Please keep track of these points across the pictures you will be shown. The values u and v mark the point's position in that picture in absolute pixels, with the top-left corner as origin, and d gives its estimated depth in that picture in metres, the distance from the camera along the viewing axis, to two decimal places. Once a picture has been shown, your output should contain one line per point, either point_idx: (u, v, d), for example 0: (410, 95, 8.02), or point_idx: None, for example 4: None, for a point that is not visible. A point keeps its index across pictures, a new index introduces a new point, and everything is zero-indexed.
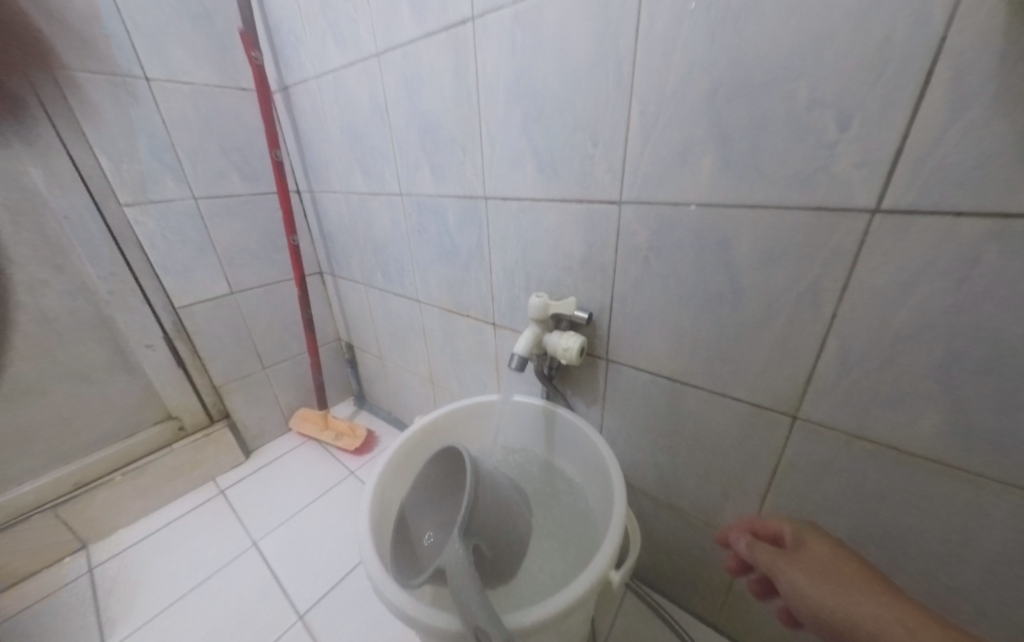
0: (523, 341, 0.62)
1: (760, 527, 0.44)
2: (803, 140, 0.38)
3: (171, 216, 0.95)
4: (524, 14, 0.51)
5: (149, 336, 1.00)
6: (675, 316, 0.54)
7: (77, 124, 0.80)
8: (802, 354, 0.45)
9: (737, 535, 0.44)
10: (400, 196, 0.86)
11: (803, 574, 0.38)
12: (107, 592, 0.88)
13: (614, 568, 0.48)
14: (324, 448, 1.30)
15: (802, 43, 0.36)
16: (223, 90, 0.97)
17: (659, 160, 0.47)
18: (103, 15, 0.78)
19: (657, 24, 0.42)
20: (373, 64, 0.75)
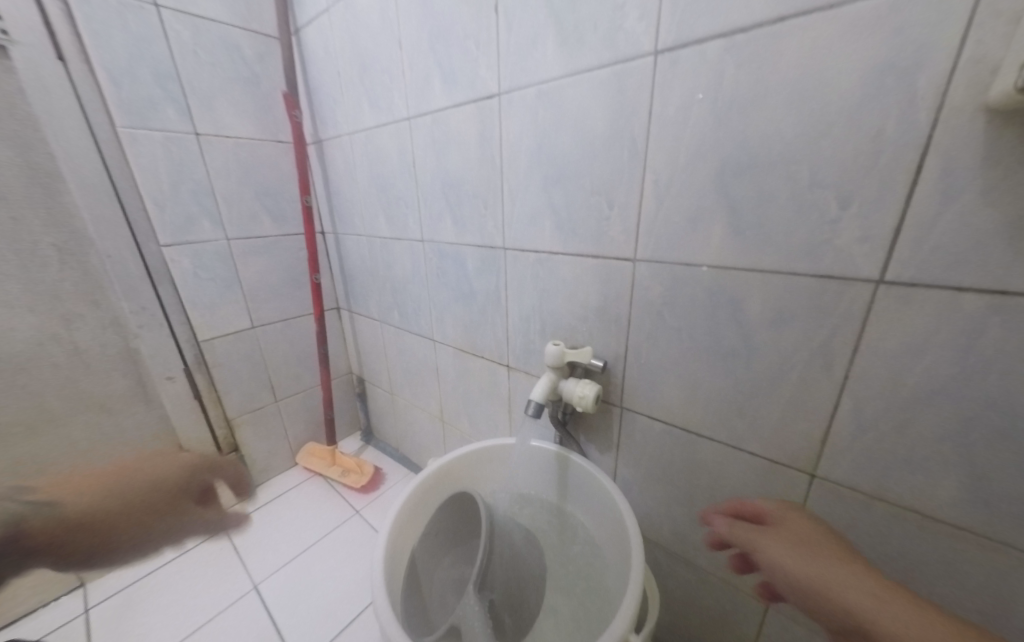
0: (539, 387, 0.64)
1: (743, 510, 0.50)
2: (808, 215, 0.41)
3: (204, 255, 1.00)
4: (546, 93, 0.57)
5: (171, 369, 1.02)
6: (689, 369, 0.56)
7: (130, 173, 0.87)
8: (817, 412, 0.46)
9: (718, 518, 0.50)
10: (422, 242, 0.91)
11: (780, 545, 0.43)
12: (101, 635, 0.86)
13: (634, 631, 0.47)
14: (330, 485, 1.29)
15: (803, 132, 0.40)
16: (263, 143, 1.05)
17: (672, 224, 0.51)
18: (164, 81, 0.87)
19: (668, 109, 0.47)
20: (403, 126, 0.82)
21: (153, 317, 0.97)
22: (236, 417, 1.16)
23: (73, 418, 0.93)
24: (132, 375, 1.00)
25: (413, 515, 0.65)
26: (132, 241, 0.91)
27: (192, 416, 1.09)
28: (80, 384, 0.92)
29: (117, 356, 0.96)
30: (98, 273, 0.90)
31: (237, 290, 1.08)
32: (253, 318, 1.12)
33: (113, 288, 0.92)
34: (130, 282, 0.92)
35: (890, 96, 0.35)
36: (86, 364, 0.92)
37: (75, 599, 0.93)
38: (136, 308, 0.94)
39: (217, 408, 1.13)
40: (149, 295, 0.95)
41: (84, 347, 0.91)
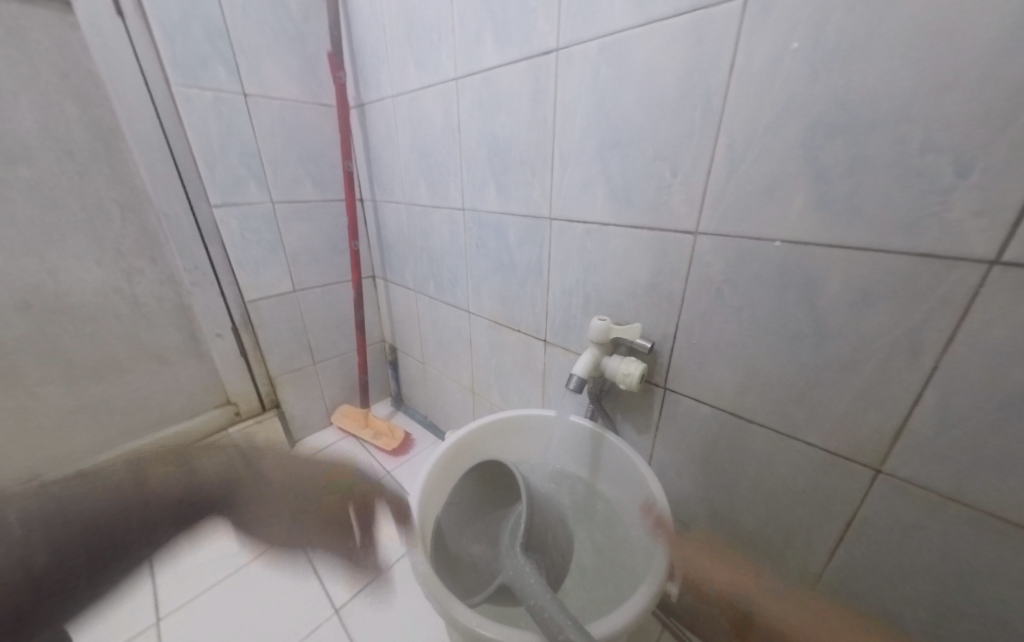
0: (582, 362, 0.63)
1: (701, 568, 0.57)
2: (912, 184, 0.37)
3: (251, 217, 1.03)
4: (611, 48, 0.53)
5: (220, 326, 1.07)
6: (746, 351, 0.52)
7: (183, 131, 0.89)
8: (894, 404, 0.43)
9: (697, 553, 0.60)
10: (462, 211, 0.89)
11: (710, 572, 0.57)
12: None
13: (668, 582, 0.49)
14: (363, 446, 1.35)
15: (920, 86, 0.34)
16: (308, 105, 1.04)
17: (744, 193, 0.47)
18: (215, 37, 0.87)
19: (754, 62, 0.42)
20: (450, 87, 0.79)
21: (204, 275, 1.01)
22: (278, 376, 1.22)
23: (135, 367, 0.99)
24: (185, 330, 1.05)
25: (435, 492, 0.65)
26: (186, 200, 0.93)
27: (239, 372, 1.15)
28: (140, 334, 0.98)
29: (173, 312, 1.01)
30: (155, 230, 0.93)
31: (281, 252, 1.10)
32: (294, 282, 1.15)
33: (168, 246, 0.96)
34: (183, 239, 0.96)
35: None
36: (146, 317, 0.98)
37: None
38: (190, 266, 0.98)
39: (261, 365, 1.18)
40: (201, 254, 0.99)
41: (144, 301, 0.96)
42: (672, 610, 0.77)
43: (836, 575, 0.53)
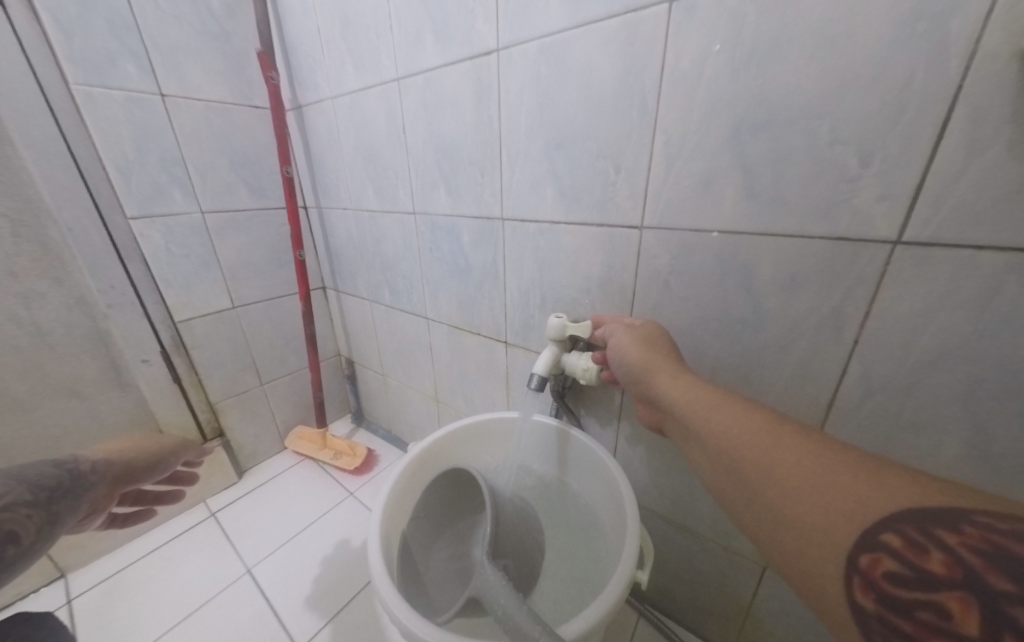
0: (542, 361, 0.63)
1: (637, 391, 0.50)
2: (825, 173, 0.40)
3: (177, 229, 0.94)
4: (549, 48, 0.54)
5: (146, 350, 0.96)
6: (694, 338, 0.55)
7: (88, 136, 0.80)
8: (826, 378, 0.46)
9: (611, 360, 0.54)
10: (413, 215, 0.86)
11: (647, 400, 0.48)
12: (89, 624, 0.83)
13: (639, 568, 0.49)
14: (322, 468, 1.27)
15: (827, 83, 0.38)
16: (237, 107, 0.97)
17: (683, 188, 0.49)
18: (122, 32, 0.78)
19: (682, 63, 0.45)
20: (391, 88, 0.77)
21: (123, 295, 0.91)
22: (220, 402, 1.12)
23: (42, 404, 0.87)
24: (104, 357, 0.93)
25: (400, 507, 0.63)
26: (96, 212, 0.83)
27: (172, 400, 1.04)
28: (46, 366, 0.86)
29: (86, 338, 0.90)
30: (59, 248, 0.83)
31: (215, 267, 1.02)
32: (233, 297, 1.07)
33: (77, 264, 0.85)
34: (96, 256, 0.86)
35: (920, 41, 0.33)
36: (52, 346, 0.86)
37: (56, 590, 0.89)
38: (105, 286, 0.88)
39: (199, 391, 1.08)
40: (118, 272, 0.89)
41: (48, 328, 0.85)
42: (645, 598, 0.79)
43: None
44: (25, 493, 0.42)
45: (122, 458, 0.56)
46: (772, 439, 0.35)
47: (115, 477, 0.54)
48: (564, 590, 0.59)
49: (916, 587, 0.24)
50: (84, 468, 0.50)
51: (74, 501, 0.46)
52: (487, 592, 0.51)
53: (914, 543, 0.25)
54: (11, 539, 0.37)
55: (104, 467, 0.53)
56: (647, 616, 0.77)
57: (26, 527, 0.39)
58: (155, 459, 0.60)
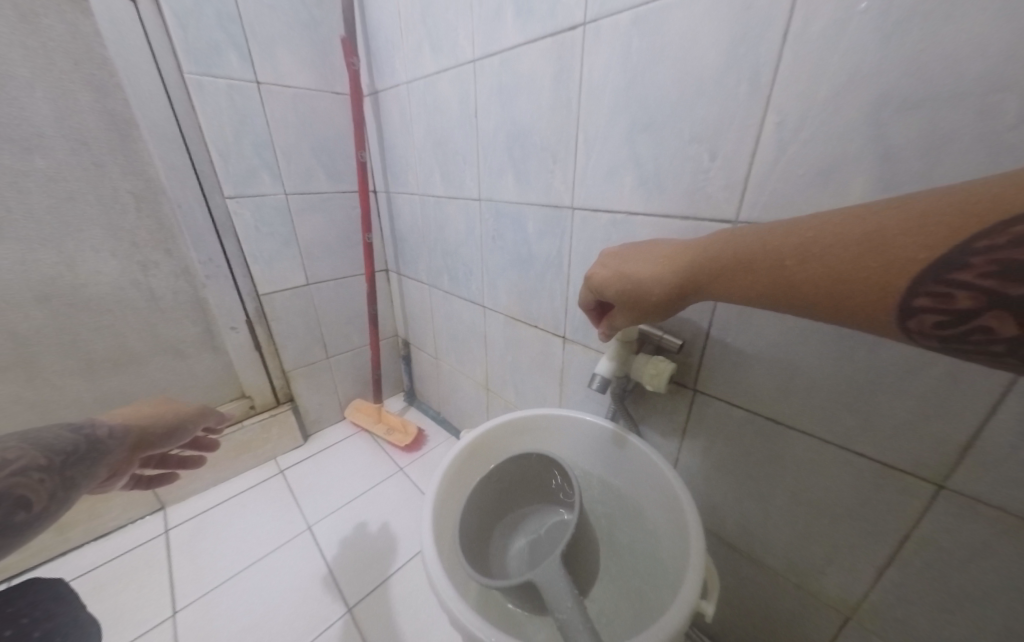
0: (606, 362, 0.59)
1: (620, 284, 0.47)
2: (1001, 163, 0.32)
3: (265, 209, 1.01)
4: (644, 19, 0.49)
5: (234, 318, 1.06)
6: (786, 350, 0.48)
7: (196, 121, 0.88)
8: (965, 415, 0.38)
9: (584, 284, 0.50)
10: (479, 201, 0.85)
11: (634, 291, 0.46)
12: (180, 554, 0.95)
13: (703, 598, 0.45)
14: (376, 441, 1.34)
15: (1023, 45, 0.29)
16: (321, 94, 1.02)
17: (794, 178, 0.42)
18: (227, 23, 0.84)
19: (812, 27, 0.38)
20: (467, 70, 0.75)
21: (218, 268, 1.00)
22: (293, 370, 1.21)
23: (151, 359, 0.99)
24: (201, 322, 1.05)
25: (451, 493, 0.63)
26: (200, 192, 0.92)
27: (253, 365, 1.14)
28: (156, 327, 0.98)
29: (188, 304, 1.01)
30: (170, 222, 0.93)
31: (295, 246, 1.09)
32: (308, 275, 1.14)
33: (184, 238, 0.95)
34: (198, 231, 0.95)
35: None
36: (161, 309, 0.98)
37: (157, 519, 1.03)
38: (204, 259, 0.98)
39: (275, 358, 1.17)
40: (215, 246, 0.98)
41: (159, 294, 0.96)
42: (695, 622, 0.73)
43: (885, 597, 0.48)
44: (39, 459, 0.45)
45: (141, 423, 0.60)
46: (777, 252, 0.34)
47: (134, 441, 0.58)
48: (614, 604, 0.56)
49: (958, 325, 0.27)
50: (102, 435, 0.54)
51: (90, 468, 0.50)
52: (544, 588, 0.48)
53: (936, 293, 0.27)
54: (19, 505, 0.40)
55: (122, 433, 0.56)
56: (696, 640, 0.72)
57: (36, 493, 0.42)
58: (175, 425, 0.64)
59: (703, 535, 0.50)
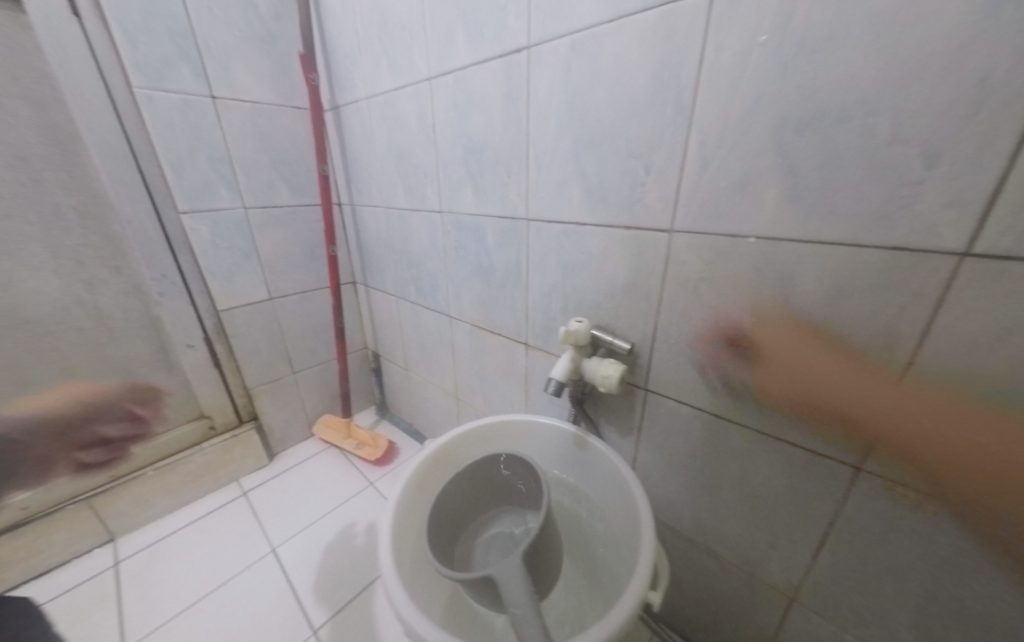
0: (560, 366, 0.61)
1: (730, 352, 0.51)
2: (882, 176, 0.36)
3: (222, 223, 0.99)
4: (581, 44, 0.52)
5: (191, 336, 1.03)
6: (722, 348, 0.52)
7: (147, 136, 0.86)
8: (872, 401, 0.42)
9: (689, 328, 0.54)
10: (440, 214, 0.87)
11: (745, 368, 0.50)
12: (132, 587, 0.89)
13: (652, 589, 0.47)
14: (345, 456, 1.31)
15: (889, 75, 0.34)
16: (280, 108, 1.02)
17: (717, 190, 0.46)
18: (179, 38, 0.84)
19: (723, 55, 0.42)
20: (423, 88, 0.77)
21: (172, 284, 0.97)
22: (255, 387, 1.18)
23: (99, 381, 0.95)
24: (154, 341, 1.01)
25: (415, 497, 0.63)
26: (152, 207, 0.90)
27: (212, 384, 1.10)
28: (104, 347, 0.94)
29: (140, 323, 0.97)
30: (120, 238, 0.90)
31: (255, 260, 1.07)
32: (270, 289, 1.12)
33: (134, 255, 0.92)
34: (150, 247, 0.92)
35: (1006, 28, 0.29)
36: (110, 329, 0.93)
37: (107, 552, 0.97)
38: (157, 276, 0.95)
39: (236, 376, 1.14)
40: (169, 262, 0.95)
41: (108, 313, 0.92)
42: (660, 616, 0.75)
43: (822, 576, 0.52)
44: None
45: None
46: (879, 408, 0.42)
47: None
48: (576, 604, 0.57)
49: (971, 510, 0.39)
50: None
51: None
52: (503, 584, 0.48)
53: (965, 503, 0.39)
54: None
55: None
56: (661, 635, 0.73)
57: None
58: None
59: (655, 528, 0.53)
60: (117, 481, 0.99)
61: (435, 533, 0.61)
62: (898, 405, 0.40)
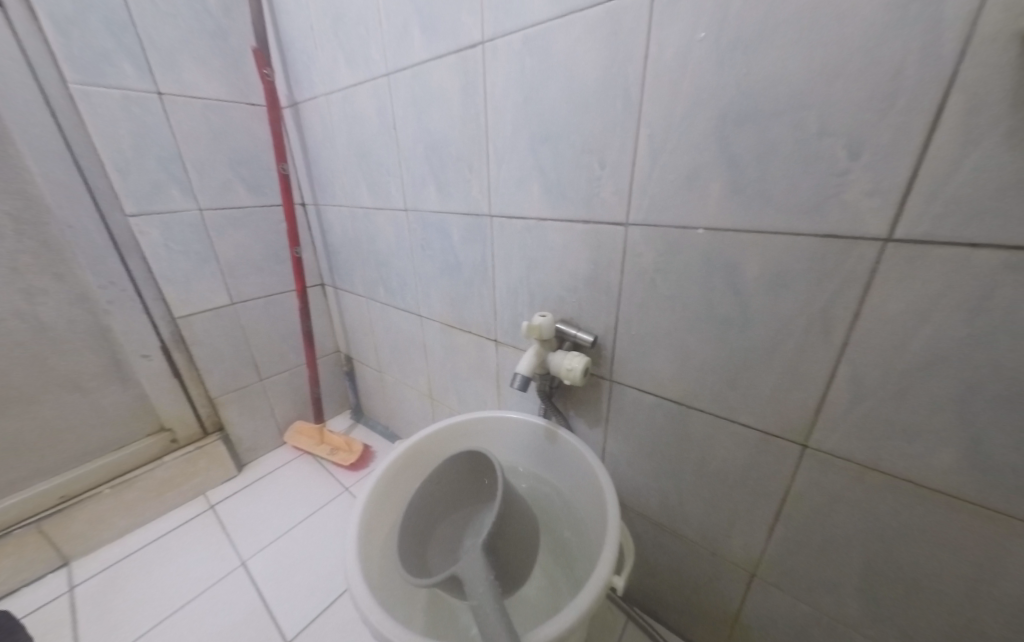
0: (526, 361, 0.62)
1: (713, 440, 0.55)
2: (813, 167, 0.38)
3: (176, 226, 0.95)
4: (533, 39, 0.52)
5: (146, 346, 0.98)
6: (679, 338, 0.53)
7: (87, 134, 0.81)
8: (814, 381, 0.44)
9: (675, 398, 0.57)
10: (405, 212, 0.86)
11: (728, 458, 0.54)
12: (89, 612, 0.85)
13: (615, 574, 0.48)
14: (319, 463, 1.28)
15: (815, 72, 0.36)
16: (234, 104, 0.98)
17: (667, 183, 0.47)
18: (119, 31, 0.79)
19: (666, 51, 0.43)
20: (382, 84, 0.76)
21: (122, 291, 0.92)
22: (220, 396, 1.13)
23: (44, 397, 0.89)
24: (105, 352, 0.95)
25: (386, 500, 0.63)
26: (96, 210, 0.85)
27: (172, 394, 1.06)
28: (48, 360, 0.88)
29: (88, 333, 0.92)
30: (61, 244, 0.84)
31: (213, 263, 1.03)
32: (231, 294, 1.08)
33: (78, 261, 0.86)
34: (96, 253, 0.87)
35: (913, 26, 0.31)
36: (54, 341, 0.88)
37: (60, 577, 0.92)
38: (105, 283, 0.90)
39: (198, 386, 1.09)
40: (118, 268, 0.90)
41: (51, 324, 0.87)
42: (633, 600, 0.77)
43: (778, 550, 0.55)
44: None
45: None
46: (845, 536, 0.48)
47: None
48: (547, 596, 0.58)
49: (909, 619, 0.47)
50: None
51: None
52: (466, 579, 0.49)
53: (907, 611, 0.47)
54: None
55: None
56: (635, 618, 0.75)
57: None
58: None
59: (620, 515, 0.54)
60: (68, 501, 0.93)
61: (407, 530, 0.61)
62: (861, 539, 0.47)
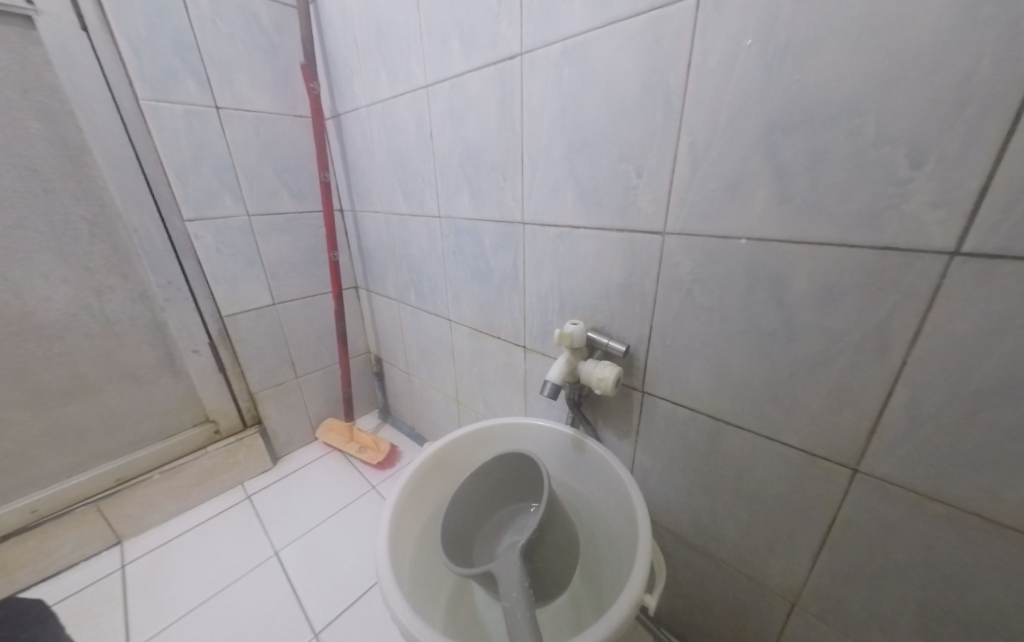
0: (556, 369, 0.61)
1: (750, 462, 0.53)
2: (869, 177, 0.36)
3: (227, 231, 1.01)
4: (572, 51, 0.53)
5: (196, 342, 1.05)
6: (718, 351, 0.51)
7: (153, 146, 0.88)
8: (867, 401, 0.42)
9: (710, 418, 0.55)
10: (439, 219, 0.88)
11: (765, 481, 0.52)
12: (138, 590, 0.90)
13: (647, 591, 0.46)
14: (348, 460, 1.32)
15: (873, 78, 0.34)
16: (283, 117, 1.04)
17: (708, 191, 0.46)
18: (184, 51, 0.86)
19: (710, 59, 0.42)
20: (421, 95, 0.78)
21: (178, 291, 0.99)
22: (260, 391, 1.19)
23: (106, 386, 0.97)
24: (160, 346, 1.02)
25: (420, 496, 0.65)
26: (157, 215, 0.92)
27: (217, 388, 1.12)
28: (112, 353, 0.95)
29: (146, 328, 0.99)
30: (127, 246, 0.92)
31: (259, 266, 1.08)
32: (274, 295, 1.13)
33: (141, 262, 0.94)
34: (156, 255, 0.94)
35: (986, 28, 0.29)
36: (117, 335, 0.95)
37: (113, 555, 0.99)
38: (163, 282, 0.96)
39: (241, 381, 1.15)
40: (174, 269, 0.97)
41: (115, 320, 0.94)
42: (663, 622, 0.75)
43: (822, 580, 0.51)
44: None
45: None
46: (893, 573, 0.45)
47: None
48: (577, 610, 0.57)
49: None
50: None
51: None
52: (500, 580, 0.49)
53: None
54: None
55: None
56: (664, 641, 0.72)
57: None
58: None
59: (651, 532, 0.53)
60: (124, 484, 1.01)
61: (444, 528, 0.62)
62: (912, 579, 0.44)
